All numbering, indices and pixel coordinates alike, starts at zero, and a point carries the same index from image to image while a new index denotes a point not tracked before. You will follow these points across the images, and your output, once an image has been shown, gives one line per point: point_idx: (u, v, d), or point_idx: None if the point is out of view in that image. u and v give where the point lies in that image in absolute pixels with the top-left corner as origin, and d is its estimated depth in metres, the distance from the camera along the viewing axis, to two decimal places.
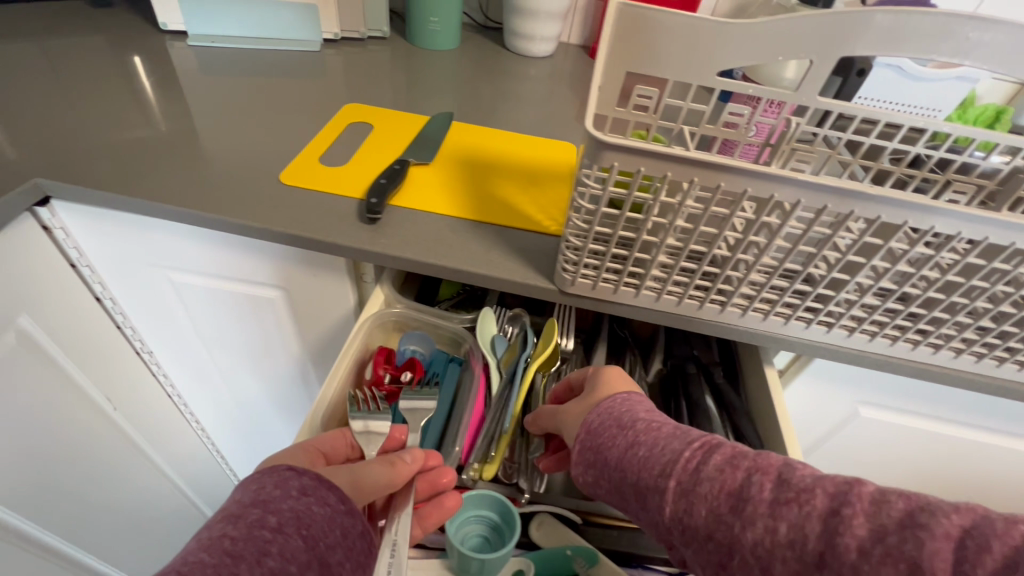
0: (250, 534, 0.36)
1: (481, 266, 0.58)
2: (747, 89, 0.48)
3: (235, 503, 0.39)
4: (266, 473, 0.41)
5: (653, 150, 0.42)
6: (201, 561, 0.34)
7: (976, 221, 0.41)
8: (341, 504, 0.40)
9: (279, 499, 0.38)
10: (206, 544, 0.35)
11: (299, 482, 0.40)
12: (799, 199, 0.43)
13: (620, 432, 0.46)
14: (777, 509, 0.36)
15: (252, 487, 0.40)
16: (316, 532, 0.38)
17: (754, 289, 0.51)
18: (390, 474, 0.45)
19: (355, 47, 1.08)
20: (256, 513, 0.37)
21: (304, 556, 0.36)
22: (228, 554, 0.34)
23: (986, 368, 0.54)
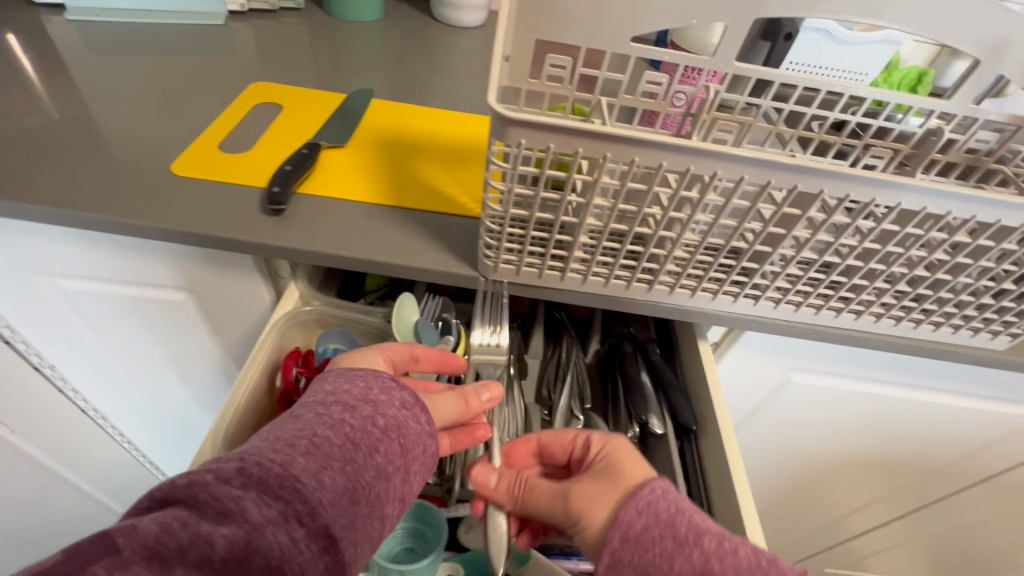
0: (364, 427, 0.39)
1: (401, 255, 0.54)
2: (663, 56, 0.45)
3: (347, 393, 0.41)
4: (373, 376, 0.43)
5: (562, 126, 0.39)
6: (327, 439, 0.37)
7: (886, 186, 0.41)
8: (428, 426, 0.43)
9: (385, 403, 0.41)
10: (330, 423, 0.38)
11: (400, 395, 0.42)
12: (715, 171, 0.41)
13: (683, 549, 0.36)
14: None
15: (359, 383, 0.42)
16: (411, 443, 0.40)
17: (680, 266, 0.50)
18: (461, 410, 0.47)
19: (267, 19, 0.99)
20: (366, 409, 0.40)
21: (399, 461, 0.40)
22: (348, 439, 0.38)
23: (904, 330, 0.55)
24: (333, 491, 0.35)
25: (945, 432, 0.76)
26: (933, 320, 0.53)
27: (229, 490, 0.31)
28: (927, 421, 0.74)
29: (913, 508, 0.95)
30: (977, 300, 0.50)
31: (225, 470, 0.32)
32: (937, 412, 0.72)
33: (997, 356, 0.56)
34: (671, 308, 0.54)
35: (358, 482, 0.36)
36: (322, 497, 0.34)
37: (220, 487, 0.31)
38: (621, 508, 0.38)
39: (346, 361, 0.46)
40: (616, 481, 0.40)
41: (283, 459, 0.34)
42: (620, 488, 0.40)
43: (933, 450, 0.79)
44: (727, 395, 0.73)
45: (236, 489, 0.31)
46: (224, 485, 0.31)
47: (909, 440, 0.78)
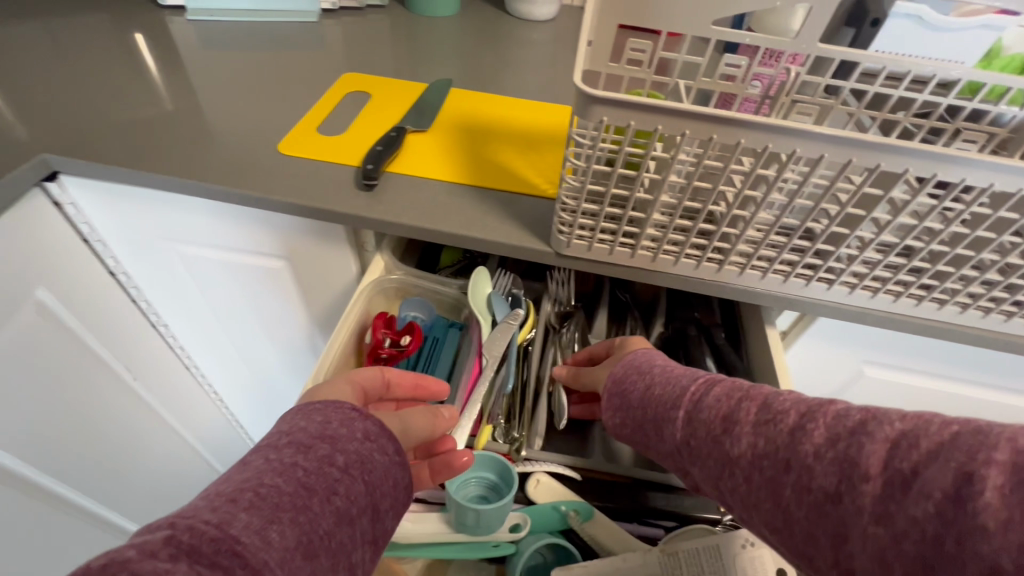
0: (321, 470, 0.40)
1: (478, 231, 0.57)
2: (744, 39, 0.46)
3: (302, 431, 0.42)
4: (333, 407, 0.45)
5: (644, 104, 0.41)
6: (276, 487, 0.37)
7: (978, 166, 0.40)
8: (395, 452, 0.45)
9: (346, 440, 0.43)
10: (280, 469, 0.39)
11: (363, 426, 0.44)
12: (794, 149, 0.42)
13: (637, 376, 0.49)
14: (760, 428, 0.37)
15: (317, 419, 0.43)
16: (376, 478, 0.42)
17: (752, 247, 0.51)
18: (432, 424, 0.50)
19: (355, 16, 1.06)
20: (324, 448, 0.41)
21: (362, 500, 0.41)
22: (302, 483, 0.38)
23: (993, 323, 0.53)
24: (285, 546, 0.35)
25: None
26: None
27: (156, 564, 0.29)
28: (1016, 428, 0.69)
29: None
30: None
31: (152, 543, 0.30)
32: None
33: None
34: (739, 290, 0.55)
35: (314, 532, 0.37)
36: (268, 556, 0.33)
37: (142, 563, 0.29)
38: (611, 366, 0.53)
39: (310, 396, 0.47)
40: (618, 351, 0.55)
41: (223, 518, 0.34)
42: (618, 357, 0.54)
43: None
44: (795, 386, 0.72)
45: (165, 562, 0.30)
46: (149, 560, 0.29)
47: None
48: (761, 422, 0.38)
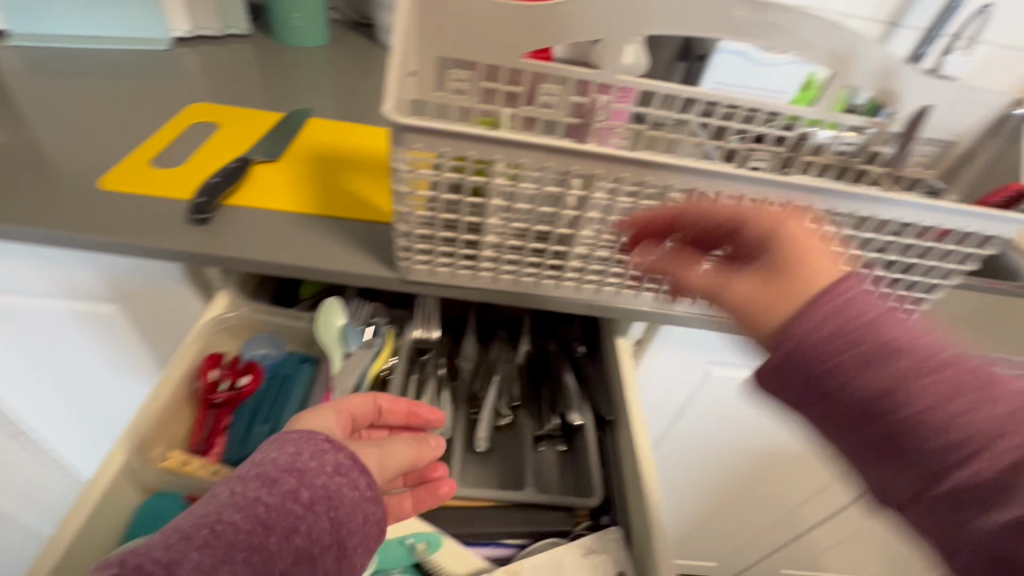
0: (282, 505, 0.35)
1: (323, 261, 0.56)
2: (553, 71, 0.49)
3: (271, 463, 0.37)
4: (306, 439, 0.40)
5: (450, 131, 0.42)
6: (234, 524, 0.33)
7: (748, 181, 0.45)
8: (366, 489, 0.40)
9: (314, 472, 0.38)
10: (240, 503, 0.34)
11: (335, 458, 0.39)
12: (596, 170, 0.45)
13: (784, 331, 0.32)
14: (961, 450, 0.27)
15: (290, 450, 0.39)
16: (343, 514, 0.37)
17: (583, 262, 0.53)
18: (415, 454, 0.47)
19: (213, 45, 1.01)
20: (290, 481, 0.36)
21: (326, 539, 0.36)
22: (260, 521, 0.34)
23: None
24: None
25: None
26: None
27: None
28: None
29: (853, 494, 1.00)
30: None
31: None
32: None
33: None
34: (581, 304, 0.57)
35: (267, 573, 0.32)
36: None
37: None
38: (723, 280, 0.36)
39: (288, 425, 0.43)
40: (755, 285, 0.34)
41: (171, 557, 0.31)
42: (722, 272, 0.36)
43: None
44: (657, 392, 0.76)
45: None
46: None
47: None
48: (954, 420, 0.28)
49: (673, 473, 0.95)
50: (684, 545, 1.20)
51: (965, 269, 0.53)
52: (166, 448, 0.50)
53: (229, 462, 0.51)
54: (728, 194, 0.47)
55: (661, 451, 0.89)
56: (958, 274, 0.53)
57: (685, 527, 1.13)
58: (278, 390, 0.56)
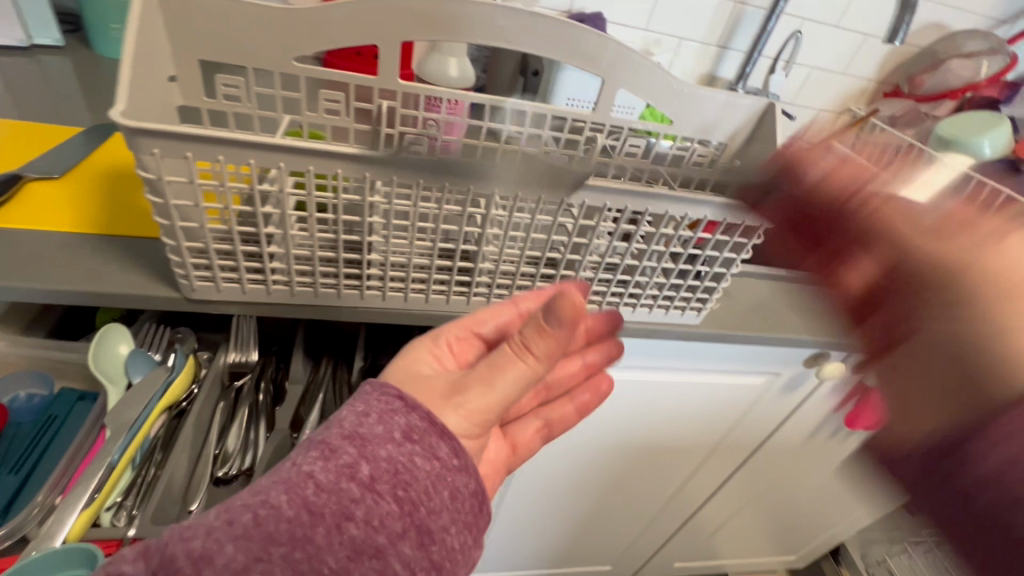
0: (338, 486, 0.29)
1: (91, 284, 0.50)
2: (329, 76, 0.49)
3: (334, 429, 0.33)
4: (377, 393, 0.36)
5: (190, 133, 0.39)
6: (277, 510, 0.28)
7: (522, 180, 0.47)
8: (448, 458, 0.34)
9: (380, 439, 0.32)
10: (288, 484, 0.29)
11: (406, 420, 0.34)
12: (366, 174, 0.44)
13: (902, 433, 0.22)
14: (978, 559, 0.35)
15: (357, 410, 0.34)
16: (421, 494, 0.32)
17: (382, 269, 0.52)
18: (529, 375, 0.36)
19: (13, 55, 0.91)
20: (348, 454, 0.31)
21: (398, 524, 0.30)
22: (307, 507, 0.28)
23: (610, 313, 0.62)
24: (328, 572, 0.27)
25: (710, 409, 0.86)
26: (628, 302, 0.61)
27: None
28: (684, 398, 0.83)
29: (718, 482, 1.06)
30: (649, 281, 0.59)
31: None
32: (693, 391, 0.82)
33: (695, 330, 0.66)
34: (393, 314, 0.56)
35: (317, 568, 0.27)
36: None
37: None
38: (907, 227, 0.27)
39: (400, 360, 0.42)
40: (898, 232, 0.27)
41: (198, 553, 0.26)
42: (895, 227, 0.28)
43: (701, 424, 0.88)
44: None
45: None
46: None
47: (679, 419, 0.87)
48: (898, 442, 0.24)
49: (545, 481, 0.95)
50: (576, 554, 1.20)
51: (742, 257, 0.57)
52: None
53: None
54: (509, 194, 0.48)
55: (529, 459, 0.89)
56: (739, 262, 0.58)
57: (573, 535, 1.13)
58: (36, 435, 0.49)
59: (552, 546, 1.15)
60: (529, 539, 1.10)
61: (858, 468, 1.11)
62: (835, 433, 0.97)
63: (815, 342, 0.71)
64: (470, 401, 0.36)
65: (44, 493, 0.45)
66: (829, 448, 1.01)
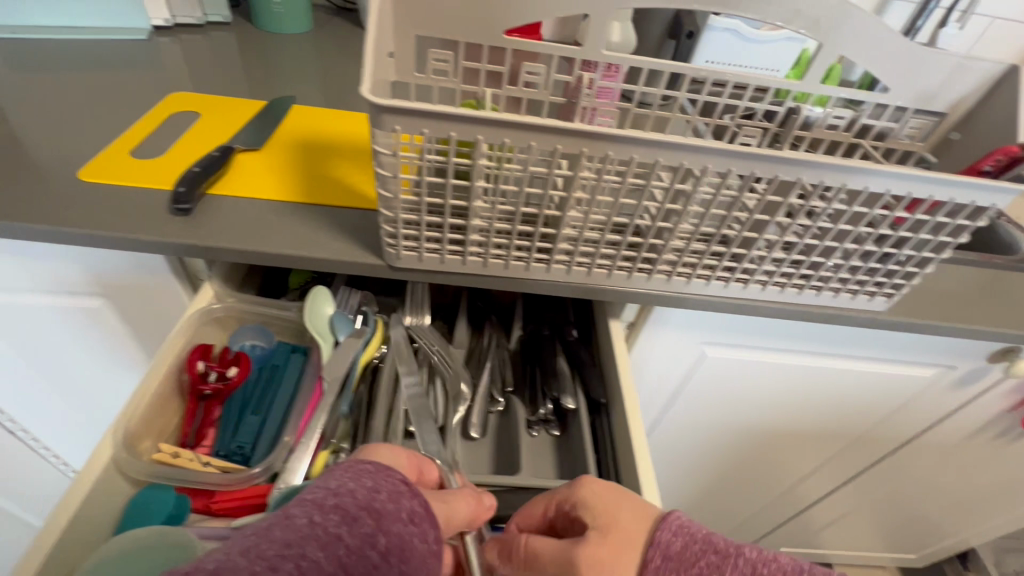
0: (361, 551, 0.33)
1: (308, 249, 0.55)
2: (536, 48, 0.48)
3: (349, 496, 0.35)
4: (383, 475, 0.39)
5: (430, 110, 0.41)
6: (317, 562, 0.31)
7: (738, 156, 0.45)
8: (435, 543, 0.38)
9: (391, 516, 0.36)
10: (323, 539, 0.32)
11: (409, 505, 0.37)
12: (583, 149, 0.44)
13: None
14: None
15: (367, 484, 0.37)
16: (413, 570, 0.35)
17: (572, 243, 0.53)
18: (472, 510, 0.44)
19: (193, 33, 0.99)
20: (368, 524, 0.34)
21: None
22: (340, 563, 0.31)
23: (791, 296, 0.59)
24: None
25: (862, 399, 0.81)
26: (814, 285, 0.58)
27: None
28: (838, 385, 0.78)
29: (850, 474, 1.01)
30: (843, 265, 0.55)
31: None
32: (850, 380, 0.77)
33: (880, 317, 0.61)
34: (573, 287, 0.57)
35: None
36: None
37: None
38: None
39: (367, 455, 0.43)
40: None
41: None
42: None
43: (849, 413, 0.84)
44: (652, 375, 0.76)
45: None
46: None
47: (826, 406, 0.83)
48: None
49: (670, 455, 0.95)
50: None
51: (959, 241, 0.52)
52: (156, 441, 0.50)
53: (218, 452, 0.50)
54: (719, 172, 0.46)
55: (659, 435, 0.90)
56: (954, 246, 0.52)
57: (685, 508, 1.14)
58: (267, 381, 0.55)
59: None
60: None
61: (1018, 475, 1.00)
62: (1000, 434, 0.88)
63: (1015, 338, 0.64)
64: (451, 510, 0.43)
65: (287, 434, 0.51)
66: (986, 450, 0.92)
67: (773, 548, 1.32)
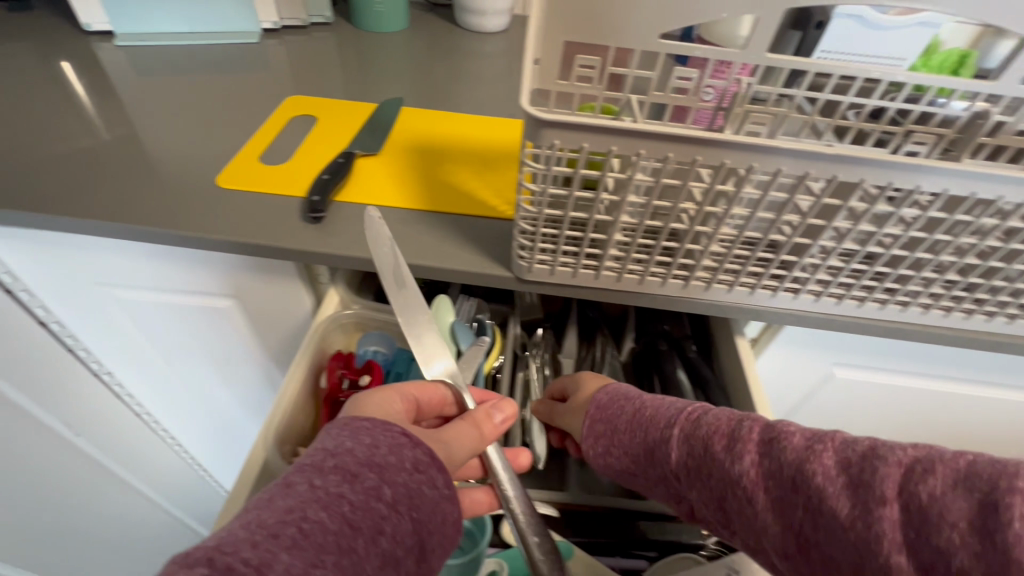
0: (367, 505, 0.34)
1: (437, 260, 0.55)
2: (694, 52, 0.45)
3: (349, 454, 0.37)
4: (379, 430, 0.40)
5: (593, 124, 0.39)
6: (322, 521, 0.32)
7: (933, 172, 0.40)
8: (445, 487, 0.39)
9: (395, 468, 0.37)
10: (325, 500, 0.33)
11: (412, 455, 0.39)
12: (752, 163, 0.40)
13: None
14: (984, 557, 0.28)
15: (366, 442, 0.38)
16: (424, 517, 0.37)
17: (716, 260, 0.49)
18: (476, 436, 0.45)
19: (298, 35, 1.01)
20: (371, 479, 0.36)
21: (411, 539, 0.36)
22: (347, 519, 0.33)
23: (954, 321, 0.53)
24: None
25: (1006, 430, 0.73)
26: (986, 310, 0.51)
27: None
28: (981, 414, 0.71)
29: None
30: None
31: None
32: (996, 408, 0.69)
33: None
34: (709, 304, 0.53)
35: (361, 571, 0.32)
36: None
37: None
38: None
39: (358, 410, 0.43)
40: None
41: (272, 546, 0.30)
42: None
43: (987, 442, 0.76)
44: (768, 393, 0.72)
45: None
46: None
47: (960, 434, 0.75)
48: None
49: None
50: None
51: None
52: (294, 444, 0.52)
53: None
54: (903, 189, 0.42)
55: None
56: None
57: None
58: None
59: None
60: None
61: None
62: None
63: None
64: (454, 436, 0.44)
65: None
66: None
67: None
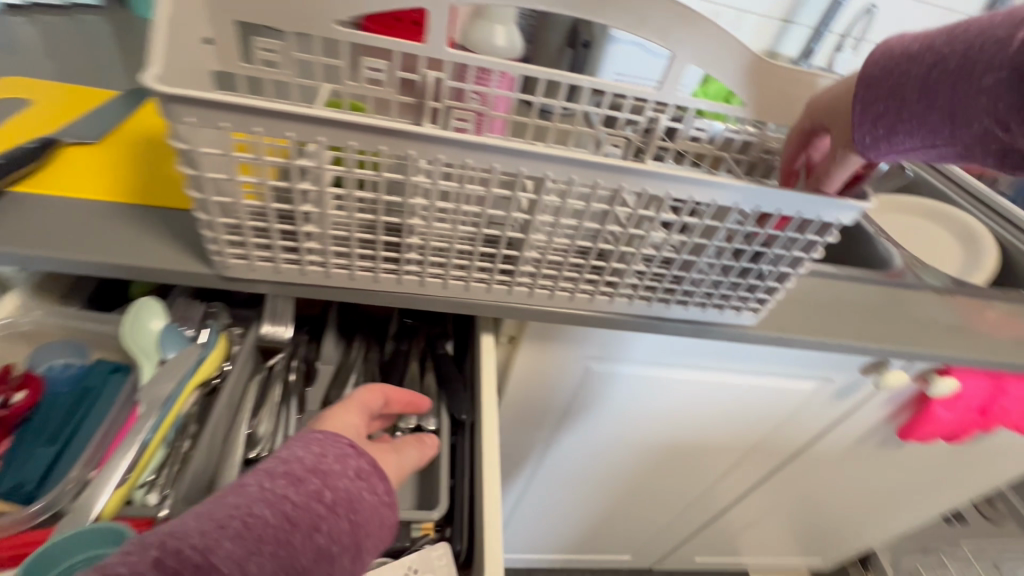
0: (307, 504, 0.36)
1: (122, 256, 0.49)
2: (378, 43, 0.49)
3: (296, 461, 0.38)
4: (331, 441, 0.41)
5: (226, 101, 0.36)
6: (264, 517, 0.34)
7: (581, 165, 0.42)
8: (385, 493, 0.41)
9: (337, 474, 0.39)
10: (270, 499, 0.35)
11: (356, 463, 0.41)
12: (409, 152, 0.40)
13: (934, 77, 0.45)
14: None
15: (314, 451, 0.40)
16: (363, 519, 0.38)
17: (422, 254, 0.49)
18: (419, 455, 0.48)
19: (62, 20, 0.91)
20: (314, 482, 0.37)
21: (347, 539, 0.37)
22: (288, 517, 0.35)
23: (659, 310, 0.57)
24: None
25: (750, 412, 0.81)
26: (679, 299, 0.57)
27: None
28: (727, 398, 0.78)
29: (751, 483, 1.00)
30: (706, 279, 0.53)
31: None
32: (737, 393, 0.77)
33: (747, 331, 0.61)
34: (430, 300, 0.53)
35: (292, 564, 0.34)
36: None
37: None
38: None
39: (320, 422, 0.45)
40: None
41: (206, 544, 0.31)
42: None
43: (739, 425, 0.84)
44: (539, 391, 0.74)
45: None
46: None
47: (717, 419, 0.82)
48: None
49: (572, 472, 0.92)
50: (602, 542, 1.18)
51: (813, 256, 0.51)
52: None
53: None
54: (564, 183, 0.44)
55: (557, 453, 0.87)
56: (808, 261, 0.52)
57: (598, 525, 1.11)
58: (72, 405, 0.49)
59: (573, 534, 1.13)
60: (550, 527, 1.09)
61: (906, 483, 1.03)
62: (884, 441, 0.90)
63: (877, 351, 0.65)
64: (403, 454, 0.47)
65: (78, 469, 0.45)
66: (875, 456, 0.94)
67: (688, 559, 1.29)
